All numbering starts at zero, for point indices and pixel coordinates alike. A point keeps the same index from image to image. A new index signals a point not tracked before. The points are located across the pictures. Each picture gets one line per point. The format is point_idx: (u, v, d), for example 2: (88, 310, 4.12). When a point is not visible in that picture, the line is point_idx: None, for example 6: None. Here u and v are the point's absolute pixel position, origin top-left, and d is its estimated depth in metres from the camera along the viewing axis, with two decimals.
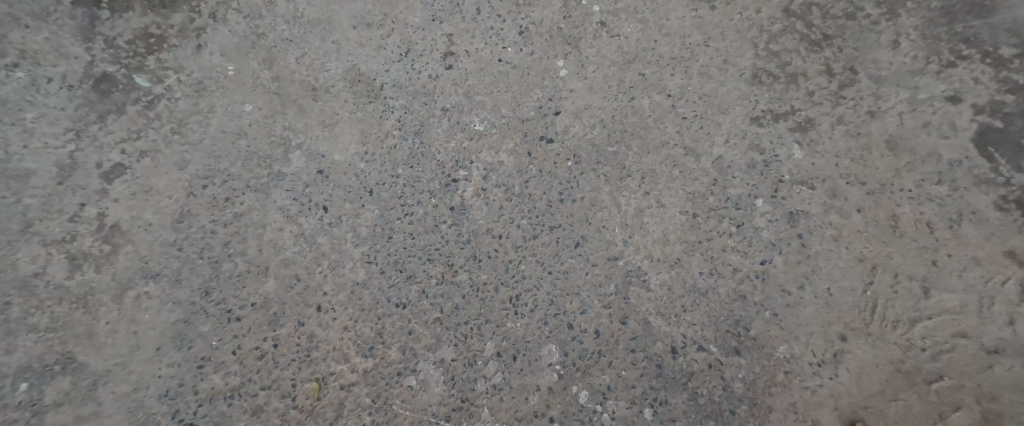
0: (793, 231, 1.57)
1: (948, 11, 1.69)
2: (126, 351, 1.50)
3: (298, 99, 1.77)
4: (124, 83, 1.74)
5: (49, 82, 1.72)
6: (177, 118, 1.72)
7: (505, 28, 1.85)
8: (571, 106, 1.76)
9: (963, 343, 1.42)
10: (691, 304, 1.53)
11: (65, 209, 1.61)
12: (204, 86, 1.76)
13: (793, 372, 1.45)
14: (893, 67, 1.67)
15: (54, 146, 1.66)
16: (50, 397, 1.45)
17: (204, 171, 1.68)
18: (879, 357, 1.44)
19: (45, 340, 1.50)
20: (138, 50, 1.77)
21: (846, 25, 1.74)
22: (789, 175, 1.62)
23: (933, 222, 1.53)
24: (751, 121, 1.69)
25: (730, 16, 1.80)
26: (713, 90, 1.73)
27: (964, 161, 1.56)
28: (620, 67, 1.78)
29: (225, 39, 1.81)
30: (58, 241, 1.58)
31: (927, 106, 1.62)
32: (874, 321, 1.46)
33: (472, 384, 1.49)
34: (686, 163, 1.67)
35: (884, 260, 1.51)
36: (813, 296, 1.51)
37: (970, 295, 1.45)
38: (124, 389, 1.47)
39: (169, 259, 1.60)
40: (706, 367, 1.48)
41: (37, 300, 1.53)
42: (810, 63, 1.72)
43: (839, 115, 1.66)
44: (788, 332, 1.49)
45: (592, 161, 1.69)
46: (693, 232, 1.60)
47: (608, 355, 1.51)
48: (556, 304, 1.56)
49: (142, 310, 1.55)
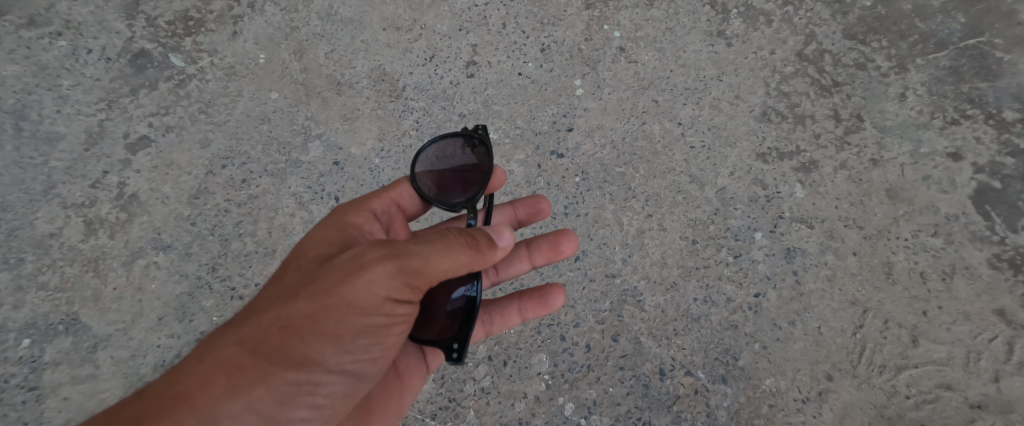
0: (789, 267, 1.62)
1: (956, 71, 1.76)
2: (129, 317, 1.55)
3: (322, 91, 1.82)
4: (159, 60, 1.80)
5: (88, 53, 1.80)
6: (205, 99, 1.78)
7: (528, 44, 1.90)
8: (584, 124, 1.80)
9: (948, 395, 1.45)
10: (683, 328, 1.57)
11: (89, 175, 1.68)
12: (234, 70, 1.82)
13: (777, 405, 1.49)
14: (898, 118, 1.74)
15: (86, 113, 1.74)
16: (51, 355, 1.50)
17: (225, 151, 1.73)
18: (863, 400, 1.48)
19: (53, 299, 1.56)
20: (176, 31, 1.84)
21: (856, 74, 1.80)
22: (789, 212, 1.67)
23: (925, 273, 1.57)
24: (757, 156, 1.74)
25: (745, 54, 1.85)
26: (722, 123, 1.78)
27: (961, 216, 1.62)
28: (634, 92, 1.82)
29: (260, 29, 1.88)
30: (77, 205, 1.65)
31: (928, 160, 1.68)
32: (860, 363, 1.50)
33: (462, 385, 1.55)
34: (690, 191, 1.71)
35: (875, 305, 1.56)
36: (803, 333, 1.55)
37: (958, 348, 1.49)
38: (122, 355, 1.51)
39: (180, 233, 1.64)
40: (691, 392, 1.52)
41: (50, 259, 1.59)
42: (819, 106, 1.77)
43: (842, 160, 1.71)
44: (775, 366, 1.52)
45: (599, 179, 1.74)
46: (691, 258, 1.64)
47: (597, 370, 1.54)
48: (551, 314, 1.60)
49: (149, 279, 1.59)
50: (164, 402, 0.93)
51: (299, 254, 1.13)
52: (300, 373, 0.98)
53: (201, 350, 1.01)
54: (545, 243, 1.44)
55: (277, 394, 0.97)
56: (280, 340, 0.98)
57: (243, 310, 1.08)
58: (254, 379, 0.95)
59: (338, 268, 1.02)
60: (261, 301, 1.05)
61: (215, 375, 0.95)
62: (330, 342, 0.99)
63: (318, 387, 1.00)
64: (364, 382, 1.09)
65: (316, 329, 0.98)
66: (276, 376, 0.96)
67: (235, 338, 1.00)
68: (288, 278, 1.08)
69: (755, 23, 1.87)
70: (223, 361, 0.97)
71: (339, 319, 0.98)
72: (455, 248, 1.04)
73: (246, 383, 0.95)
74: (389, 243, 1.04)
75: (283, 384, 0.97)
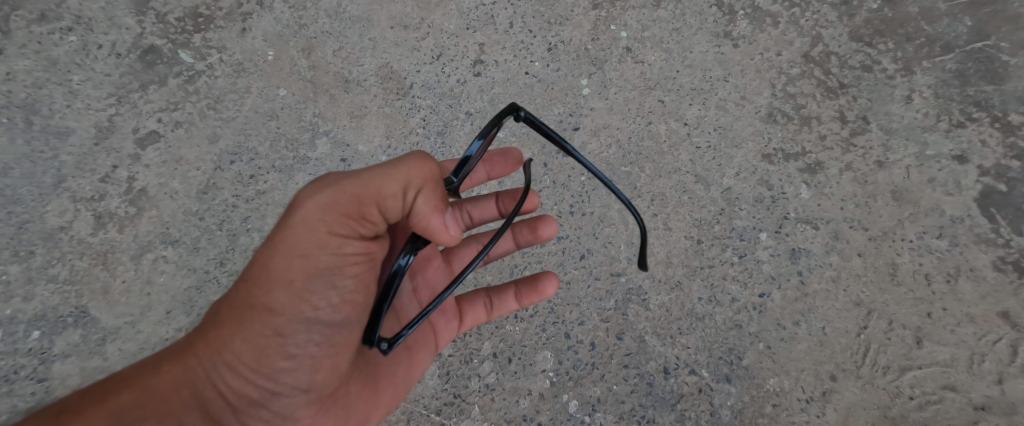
0: (794, 267, 1.62)
1: (962, 74, 1.77)
2: (138, 310, 1.56)
3: (330, 89, 1.83)
4: (168, 56, 1.82)
5: (99, 48, 1.81)
6: (214, 95, 1.79)
7: (535, 43, 1.90)
8: (590, 124, 1.80)
9: (951, 396, 1.46)
10: (688, 327, 1.58)
11: (99, 169, 1.69)
12: (243, 67, 1.83)
13: (781, 405, 1.50)
14: (904, 121, 1.74)
15: (96, 108, 1.75)
16: (60, 347, 1.52)
17: (233, 147, 1.74)
18: (866, 400, 1.49)
19: (62, 292, 1.57)
20: (185, 27, 1.85)
21: (862, 76, 1.80)
22: (795, 213, 1.67)
23: (930, 275, 1.58)
24: (763, 157, 1.74)
25: (752, 55, 1.85)
26: (728, 124, 1.78)
27: (966, 218, 1.62)
28: (641, 92, 1.83)
29: (269, 26, 1.88)
30: (87, 199, 1.66)
31: (934, 162, 1.69)
32: (864, 364, 1.51)
33: (467, 381, 1.56)
34: (696, 191, 1.71)
35: (879, 306, 1.56)
36: (807, 334, 1.55)
37: (962, 349, 1.50)
38: (131, 348, 1.53)
39: (189, 227, 1.65)
40: (696, 390, 1.52)
41: (60, 252, 1.60)
42: (825, 108, 1.78)
43: (848, 162, 1.72)
44: (779, 366, 1.53)
45: (605, 179, 1.74)
46: (695, 257, 1.64)
47: (602, 368, 1.55)
48: (556, 312, 1.61)
49: (158, 273, 1.60)
50: (179, 353, 1.08)
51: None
52: (265, 314, 1.04)
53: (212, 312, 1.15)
54: (526, 227, 1.51)
55: (252, 335, 1.04)
56: (246, 285, 1.06)
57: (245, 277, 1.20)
58: (232, 324, 1.05)
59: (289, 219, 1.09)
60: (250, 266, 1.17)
61: (207, 332, 1.07)
62: (286, 284, 1.03)
63: (286, 333, 1.04)
64: (339, 328, 1.08)
65: (270, 270, 1.04)
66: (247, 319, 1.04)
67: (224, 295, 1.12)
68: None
69: (762, 24, 1.88)
70: (214, 313, 1.09)
71: (286, 259, 1.03)
72: (398, 169, 1.04)
73: (226, 332, 1.05)
74: (325, 180, 1.08)
75: (253, 327, 1.04)
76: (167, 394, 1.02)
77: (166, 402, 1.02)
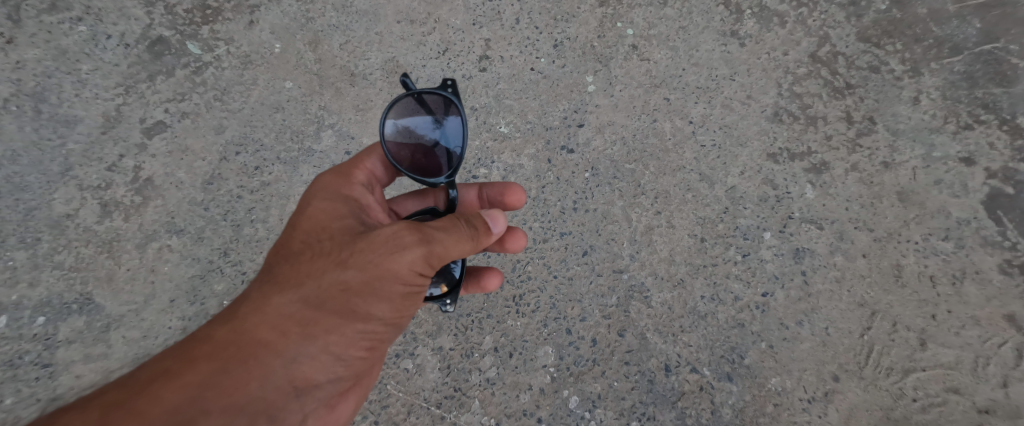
0: (798, 267, 1.61)
1: (970, 76, 1.76)
2: (142, 298, 1.57)
3: (335, 82, 1.83)
4: (176, 47, 1.83)
5: (108, 38, 1.82)
6: (221, 87, 1.80)
7: (541, 39, 1.90)
8: (595, 121, 1.80)
9: (955, 399, 1.45)
10: (690, 325, 1.57)
11: (106, 158, 1.70)
12: (250, 59, 1.84)
13: (782, 405, 1.49)
14: (911, 122, 1.73)
15: (104, 98, 1.76)
16: (65, 333, 1.53)
17: (239, 138, 1.75)
18: (868, 401, 1.48)
19: (67, 279, 1.58)
20: (194, 19, 1.86)
21: (869, 76, 1.79)
22: (799, 212, 1.67)
23: (935, 276, 1.57)
24: (768, 156, 1.73)
25: (759, 54, 1.84)
26: (733, 123, 1.78)
27: (972, 221, 1.61)
28: (646, 90, 1.82)
29: (276, 19, 1.89)
30: (94, 187, 1.67)
31: (941, 164, 1.67)
32: (867, 365, 1.50)
33: (467, 375, 1.56)
34: (700, 189, 1.71)
35: (884, 308, 1.55)
36: (810, 334, 1.55)
37: (967, 352, 1.49)
38: (134, 335, 1.54)
39: (194, 217, 1.66)
40: (697, 388, 1.52)
41: (66, 239, 1.62)
42: (831, 108, 1.77)
43: (854, 162, 1.71)
44: (781, 365, 1.52)
45: (609, 175, 1.73)
46: (699, 255, 1.64)
47: (602, 364, 1.55)
48: (557, 308, 1.61)
49: (162, 262, 1.61)
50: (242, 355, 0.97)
51: (326, 221, 1.15)
52: (349, 334, 1.05)
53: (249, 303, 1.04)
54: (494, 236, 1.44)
55: (331, 351, 1.04)
56: (337, 302, 1.04)
57: (283, 267, 1.09)
58: (313, 338, 1.02)
59: (379, 242, 1.06)
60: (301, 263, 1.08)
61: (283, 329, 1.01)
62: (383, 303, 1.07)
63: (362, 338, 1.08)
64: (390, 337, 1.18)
65: (368, 296, 1.05)
66: (332, 338, 1.04)
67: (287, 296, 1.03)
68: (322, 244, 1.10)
69: (769, 24, 1.87)
70: (282, 319, 1.01)
71: (387, 285, 1.05)
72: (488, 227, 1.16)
73: (312, 333, 1.02)
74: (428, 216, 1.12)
75: (333, 347, 1.04)
76: (235, 400, 0.93)
77: (240, 404, 0.93)
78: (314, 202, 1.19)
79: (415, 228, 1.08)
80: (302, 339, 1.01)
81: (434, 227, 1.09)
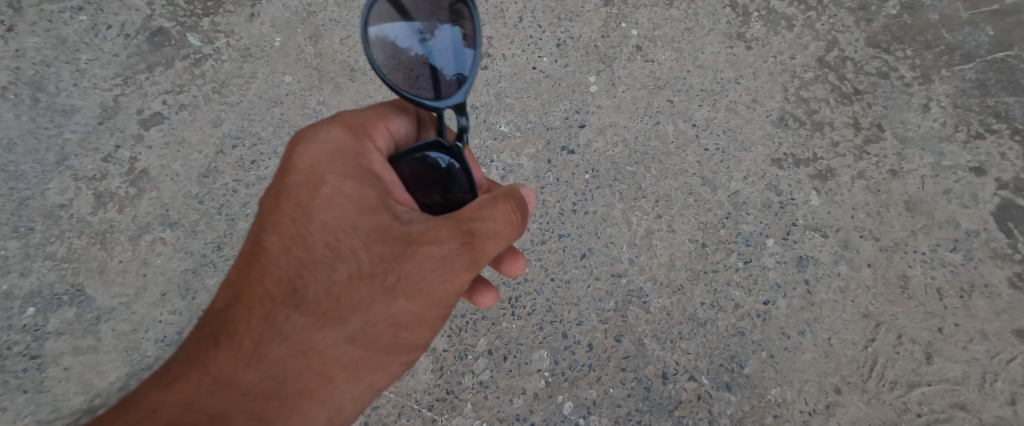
0: (801, 275, 1.58)
1: (982, 84, 1.72)
2: (133, 291, 1.56)
3: (335, 77, 1.80)
4: (176, 39, 1.81)
5: (108, 28, 1.81)
6: (219, 79, 1.78)
7: (545, 38, 1.87)
8: (596, 122, 1.77)
9: (961, 415, 1.41)
10: (689, 332, 1.54)
11: (102, 149, 1.69)
12: (250, 52, 1.82)
13: (782, 416, 1.45)
14: (921, 130, 1.69)
15: (102, 88, 1.75)
16: (54, 325, 1.51)
17: (236, 131, 1.73)
18: (871, 415, 1.44)
19: (59, 269, 1.57)
20: (195, 11, 1.85)
21: (878, 82, 1.75)
22: (803, 219, 1.63)
23: (943, 289, 1.53)
24: (772, 161, 1.70)
25: (765, 58, 1.81)
26: (738, 127, 1.74)
27: (982, 232, 1.57)
28: (650, 91, 1.79)
29: (277, 12, 1.86)
30: (88, 178, 1.66)
31: (950, 173, 1.63)
32: (870, 378, 1.46)
33: (460, 377, 1.53)
34: (702, 193, 1.67)
35: (889, 319, 1.51)
36: (812, 344, 1.51)
37: (974, 367, 1.44)
38: (124, 329, 1.52)
39: (188, 210, 1.64)
40: (694, 397, 1.48)
41: (59, 230, 1.60)
42: (838, 114, 1.73)
43: (861, 170, 1.67)
44: (782, 376, 1.49)
45: (610, 177, 1.70)
46: (699, 261, 1.61)
47: (598, 370, 1.52)
48: (554, 311, 1.58)
49: (155, 255, 1.59)
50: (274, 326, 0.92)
51: (365, 224, 0.98)
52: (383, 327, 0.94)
53: (274, 336, 0.90)
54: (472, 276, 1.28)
55: (375, 388, 0.96)
56: (385, 339, 0.94)
57: (314, 292, 0.93)
58: (360, 380, 0.93)
59: (428, 266, 0.94)
60: (336, 292, 0.93)
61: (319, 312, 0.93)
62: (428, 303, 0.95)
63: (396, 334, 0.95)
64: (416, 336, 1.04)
65: (417, 327, 0.96)
66: (376, 379, 0.95)
67: (330, 333, 0.91)
68: (359, 265, 0.95)
69: (776, 27, 1.83)
70: (327, 361, 0.90)
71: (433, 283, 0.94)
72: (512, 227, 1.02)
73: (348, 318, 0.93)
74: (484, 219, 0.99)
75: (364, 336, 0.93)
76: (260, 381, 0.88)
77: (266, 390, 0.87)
78: (337, 191, 0.99)
79: (466, 244, 0.96)
80: (345, 389, 0.91)
81: (483, 235, 0.97)
